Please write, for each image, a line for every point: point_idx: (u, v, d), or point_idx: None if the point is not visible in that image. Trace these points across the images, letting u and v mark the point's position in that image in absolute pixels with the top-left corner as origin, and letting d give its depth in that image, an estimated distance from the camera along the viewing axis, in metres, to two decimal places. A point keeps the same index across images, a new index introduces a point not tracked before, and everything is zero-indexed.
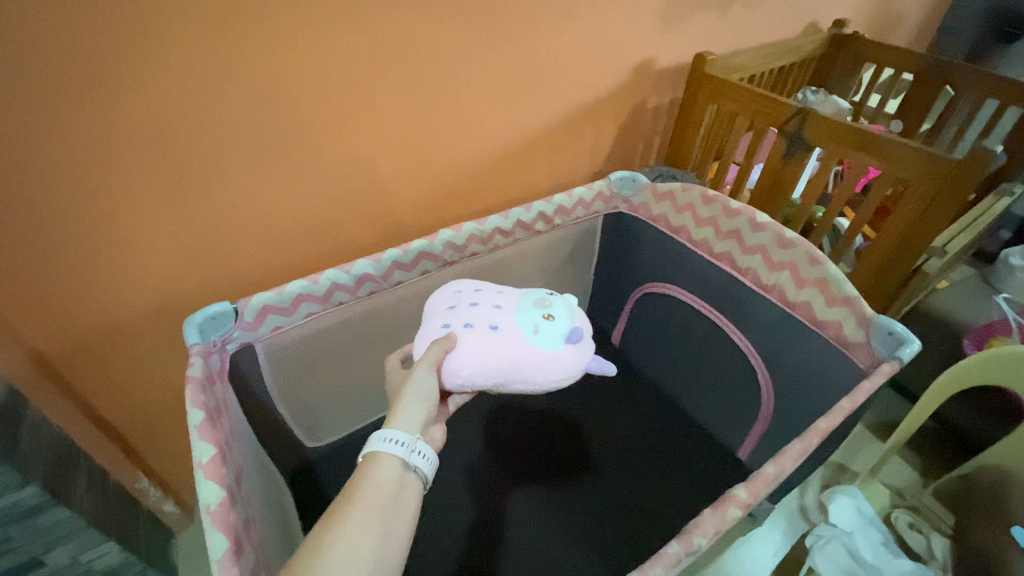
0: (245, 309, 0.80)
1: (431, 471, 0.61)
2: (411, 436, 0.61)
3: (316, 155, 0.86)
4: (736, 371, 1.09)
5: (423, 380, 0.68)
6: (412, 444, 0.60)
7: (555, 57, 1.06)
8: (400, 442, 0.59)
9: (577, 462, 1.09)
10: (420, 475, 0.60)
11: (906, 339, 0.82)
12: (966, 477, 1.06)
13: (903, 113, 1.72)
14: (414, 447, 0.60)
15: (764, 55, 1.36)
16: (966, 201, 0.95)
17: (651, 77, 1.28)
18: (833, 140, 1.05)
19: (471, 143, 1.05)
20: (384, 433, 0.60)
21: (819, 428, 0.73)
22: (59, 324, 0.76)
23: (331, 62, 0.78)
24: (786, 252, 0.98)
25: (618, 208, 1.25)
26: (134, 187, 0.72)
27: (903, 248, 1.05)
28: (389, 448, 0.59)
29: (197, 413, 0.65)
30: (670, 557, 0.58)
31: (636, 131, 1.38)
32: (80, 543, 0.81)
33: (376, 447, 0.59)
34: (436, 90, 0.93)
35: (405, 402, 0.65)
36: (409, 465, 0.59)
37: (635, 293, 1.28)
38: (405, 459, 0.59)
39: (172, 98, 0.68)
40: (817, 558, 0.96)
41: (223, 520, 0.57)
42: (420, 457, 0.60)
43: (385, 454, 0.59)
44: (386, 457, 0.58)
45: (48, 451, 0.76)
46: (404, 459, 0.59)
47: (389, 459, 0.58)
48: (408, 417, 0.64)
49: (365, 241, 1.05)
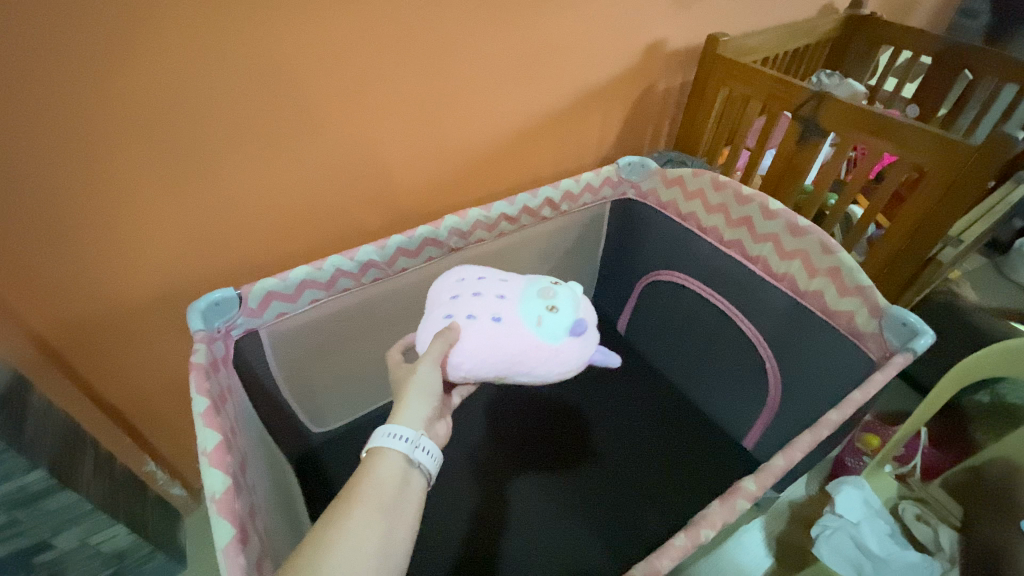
0: (249, 295, 0.79)
1: (434, 468, 0.61)
2: (414, 432, 0.61)
3: (323, 143, 0.85)
4: (744, 359, 1.08)
5: (426, 376, 0.67)
6: (416, 440, 0.60)
7: (565, 38, 1.03)
8: (403, 438, 0.59)
9: (574, 452, 1.09)
10: (422, 471, 0.60)
11: (919, 330, 0.80)
12: (974, 468, 1.04)
13: (920, 97, 1.67)
14: (417, 443, 0.60)
15: (778, 37, 1.32)
16: (985, 188, 0.92)
17: (662, 59, 1.25)
18: (848, 127, 1.02)
19: (477, 128, 1.04)
20: (387, 428, 0.60)
21: (829, 421, 0.72)
22: (65, 308, 0.75)
23: (332, 45, 0.76)
24: (798, 241, 0.96)
25: (626, 193, 1.23)
26: (138, 172, 0.71)
27: (918, 237, 1.03)
28: (391, 444, 0.59)
29: (201, 401, 0.65)
30: (677, 549, 0.59)
31: (645, 115, 1.35)
32: (88, 526, 0.84)
33: (379, 443, 0.59)
34: (441, 71, 0.90)
35: (407, 398, 0.64)
36: (412, 461, 0.59)
37: (643, 281, 1.26)
38: (409, 455, 0.59)
39: (171, 81, 0.66)
40: (823, 548, 0.96)
41: (229, 508, 0.57)
42: (423, 453, 0.60)
43: (387, 449, 0.59)
44: (389, 452, 0.58)
45: (57, 438, 0.78)
46: (407, 454, 0.59)
47: (392, 454, 0.58)
48: (411, 412, 0.63)
49: (372, 228, 1.04)
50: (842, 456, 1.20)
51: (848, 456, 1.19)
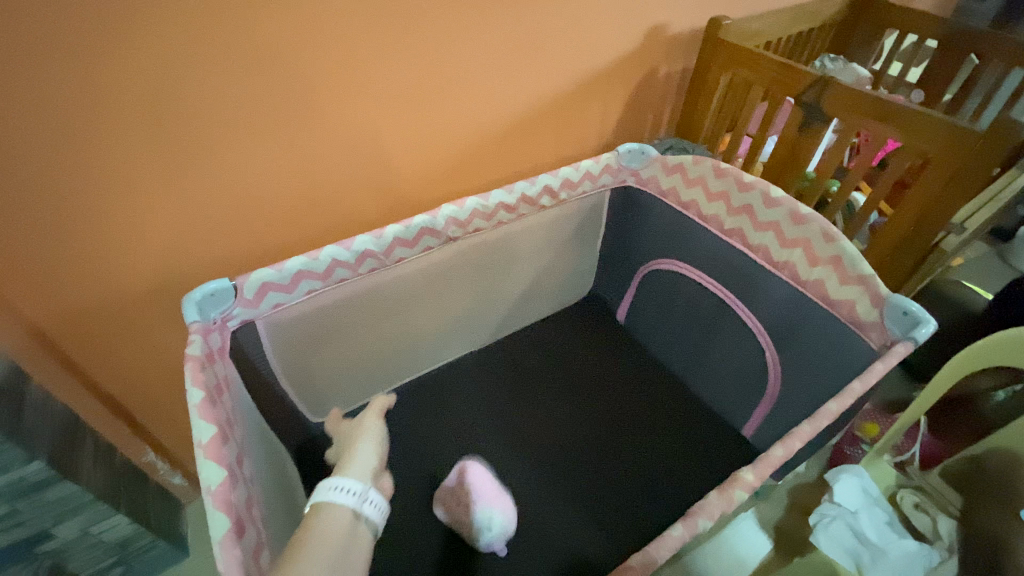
0: (244, 286, 0.78)
1: (382, 521, 0.59)
2: (362, 485, 0.59)
3: (318, 131, 0.84)
4: (744, 349, 1.08)
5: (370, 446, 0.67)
6: (364, 493, 0.58)
7: (564, 23, 1.01)
8: (351, 491, 0.58)
9: (569, 453, 1.08)
10: (370, 525, 0.58)
11: (921, 319, 0.80)
12: (975, 457, 1.01)
13: (925, 82, 1.64)
14: (366, 496, 0.58)
15: (781, 20, 1.29)
16: (991, 175, 0.90)
17: (663, 44, 1.23)
18: (853, 112, 1.00)
19: (475, 116, 1.02)
20: (332, 481, 0.58)
21: (829, 411, 0.72)
22: (60, 299, 0.75)
23: (325, 30, 0.74)
24: (799, 229, 0.95)
25: (626, 181, 1.21)
26: (132, 161, 0.69)
27: (923, 225, 1.01)
28: (337, 496, 0.57)
29: (196, 393, 0.64)
30: (674, 538, 0.59)
31: (646, 102, 1.33)
32: (89, 516, 0.84)
33: (326, 496, 0.56)
34: (438, 57, 0.88)
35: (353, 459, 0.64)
36: (360, 514, 0.57)
37: (643, 270, 1.25)
38: (357, 508, 0.57)
39: (161, 68, 0.65)
40: (821, 537, 0.97)
41: (224, 500, 0.57)
42: (372, 506, 0.58)
43: (334, 502, 0.56)
44: (336, 506, 0.56)
45: (56, 429, 0.78)
46: (355, 508, 0.57)
47: (339, 507, 0.56)
48: (356, 469, 0.62)
49: (369, 217, 1.03)
50: (841, 445, 1.20)
51: (847, 445, 1.19)
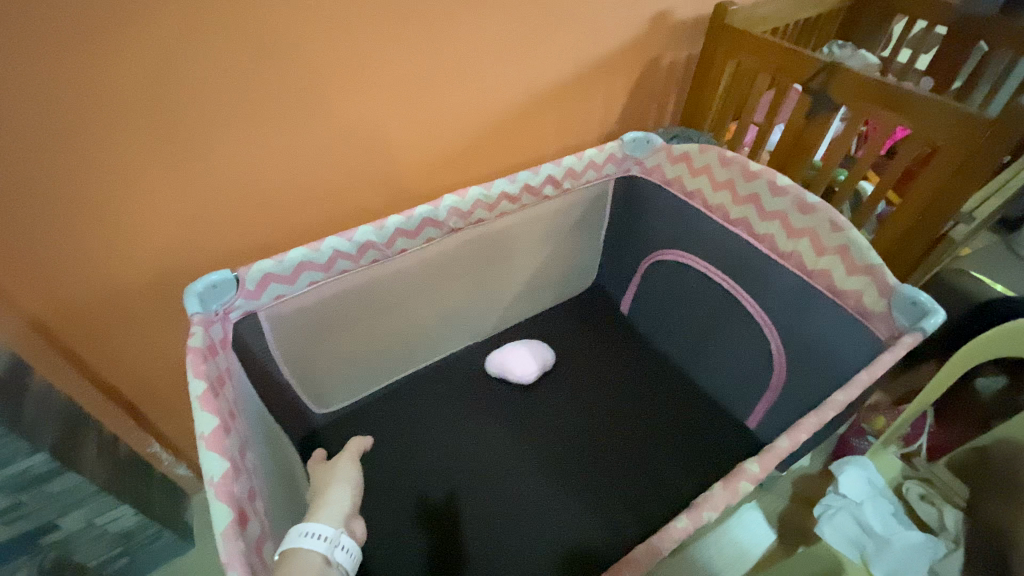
0: (245, 277, 0.78)
1: (353, 567, 0.58)
2: (334, 530, 0.59)
3: (318, 120, 0.82)
4: (748, 340, 1.07)
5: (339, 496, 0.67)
6: (336, 538, 0.58)
7: (567, 9, 0.99)
8: (322, 537, 0.57)
9: (571, 446, 1.08)
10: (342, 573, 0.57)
11: (930, 309, 0.78)
12: (978, 448, 1.00)
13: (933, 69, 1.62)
14: (337, 541, 0.58)
15: (788, 6, 1.26)
16: (1000, 163, 0.89)
17: (668, 30, 1.20)
18: (861, 99, 0.99)
19: (477, 105, 1.00)
20: (303, 528, 0.58)
21: (836, 402, 0.71)
22: (61, 291, 0.74)
23: (324, 17, 0.73)
24: (807, 219, 0.94)
25: (631, 170, 1.19)
26: (130, 151, 0.69)
27: (931, 214, 1.00)
28: (309, 543, 0.56)
29: (198, 384, 0.64)
30: (679, 531, 0.58)
31: (650, 90, 1.31)
32: (94, 506, 0.85)
33: (295, 542, 0.56)
34: (439, 45, 0.87)
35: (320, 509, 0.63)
36: (331, 560, 0.56)
37: (646, 261, 1.24)
38: (327, 554, 0.56)
39: (158, 56, 0.64)
40: (824, 527, 0.98)
41: (226, 492, 0.57)
42: (343, 552, 0.58)
43: (304, 549, 0.56)
44: (306, 553, 0.55)
45: (59, 421, 0.78)
46: (326, 555, 0.56)
47: (309, 553, 0.55)
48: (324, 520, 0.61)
49: (371, 208, 1.02)
50: (846, 436, 1.20)
51: (853, 436, 1.19)
